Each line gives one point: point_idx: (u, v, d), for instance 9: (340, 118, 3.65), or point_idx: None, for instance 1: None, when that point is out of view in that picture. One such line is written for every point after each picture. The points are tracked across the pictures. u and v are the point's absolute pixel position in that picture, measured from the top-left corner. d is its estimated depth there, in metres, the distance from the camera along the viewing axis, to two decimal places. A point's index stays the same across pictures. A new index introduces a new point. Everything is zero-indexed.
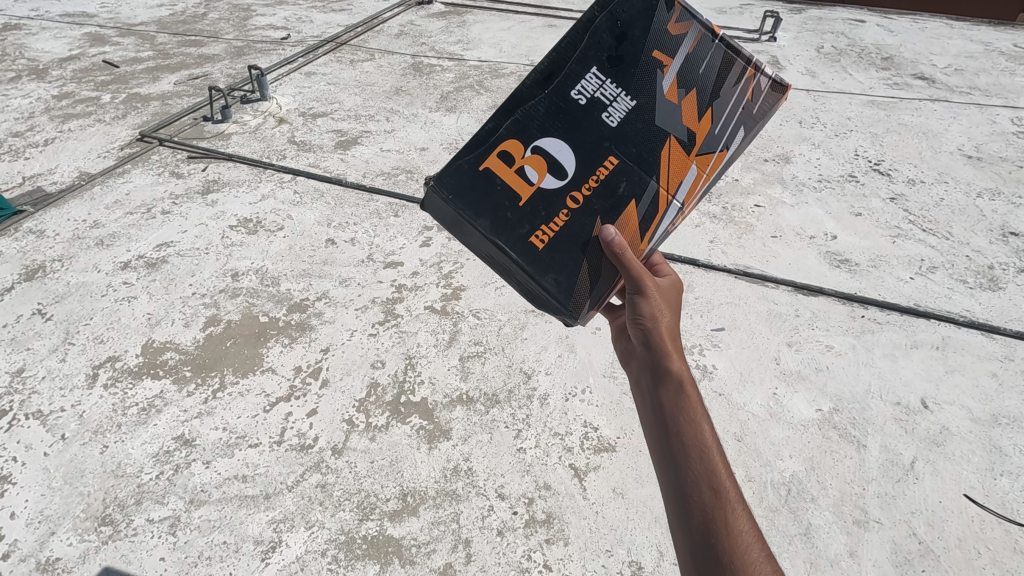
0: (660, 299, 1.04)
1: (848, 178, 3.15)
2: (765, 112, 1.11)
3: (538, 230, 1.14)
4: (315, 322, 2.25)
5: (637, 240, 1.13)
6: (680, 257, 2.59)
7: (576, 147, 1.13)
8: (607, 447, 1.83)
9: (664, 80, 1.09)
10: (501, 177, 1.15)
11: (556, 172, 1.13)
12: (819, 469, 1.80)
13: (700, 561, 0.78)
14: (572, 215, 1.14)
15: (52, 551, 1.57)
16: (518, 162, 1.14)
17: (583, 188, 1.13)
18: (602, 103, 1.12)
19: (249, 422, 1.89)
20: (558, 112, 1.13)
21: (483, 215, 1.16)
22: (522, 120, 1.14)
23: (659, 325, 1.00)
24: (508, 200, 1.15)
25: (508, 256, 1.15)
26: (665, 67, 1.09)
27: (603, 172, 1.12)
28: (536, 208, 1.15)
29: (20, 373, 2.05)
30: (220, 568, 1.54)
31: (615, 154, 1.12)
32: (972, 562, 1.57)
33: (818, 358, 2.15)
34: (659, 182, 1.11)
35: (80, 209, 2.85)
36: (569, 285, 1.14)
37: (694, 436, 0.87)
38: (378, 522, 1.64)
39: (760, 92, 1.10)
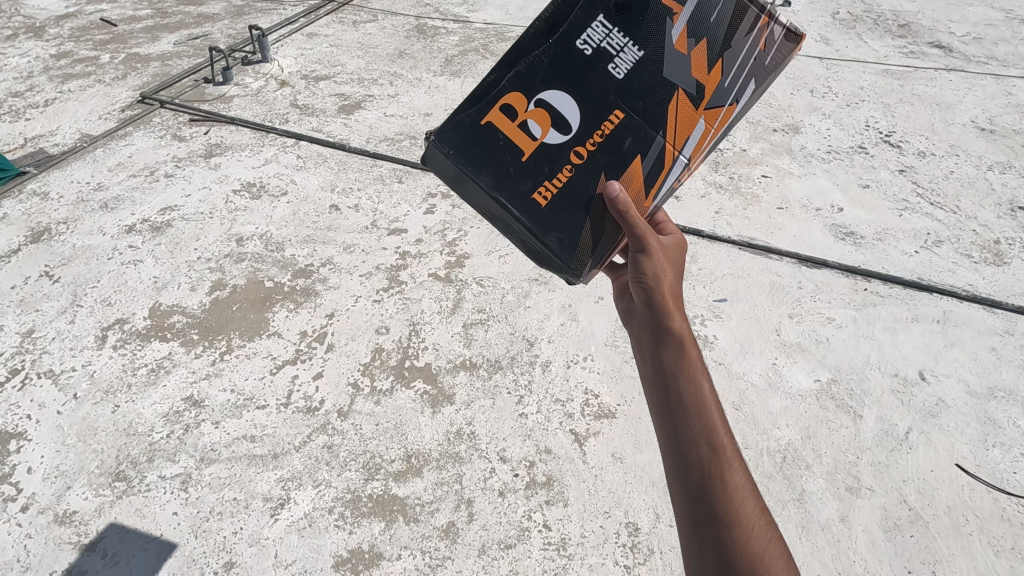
0: (663, 257, 1.05)
1: (858, 149, 3.11)
2: (778, 65, 1.09)
3: (541, 186, 1.14)
4: (319, 287, 2.26)
5: (641, 196, 1.12)
6: (685, 227, 2.58)
7: (580, 100, 1.12)
8: (607, 414, 1.86)
9: (672, 31, 1.08)
10: (504, 132, 1.15)
11: (560, 127, 1.13)
12: (814, 437, 1.84)
13: (696, 516, 0.80)
14: (575, 171, 1.13)
15: (68, 505, 1.63)
16: (521, 116, 1.14)
17: (587, 144, 1.12)
18: (607, 53, 1.10)
19: (256, 384, 1.93)
20: (563, 64, 1.12)
21: (484, 171, 1.16)
22: (525, 72, 1.13)
23: (661, 284, 1.01)
24: (510, 156, 1.15)
25: (509, 213, 1.15)
26: (674, 19, 1.07)
27: (609, 126, 1.12)
28: (538, 163, 1.14)
29: (30, 334, 2.08)
30: (231, 523, 1.59)
31: (620, 107, 1.11)
32: (960, 529, 1.63)
33: (819, 330, 2.17)
34: (663, 137, 1.10)
35: (83, 171, 2.84)
36: (572, 243, 1.14)
37: (694, 394, 0.88)
38: (383, 482, 1.69)
39: (771, 44, 1.08)
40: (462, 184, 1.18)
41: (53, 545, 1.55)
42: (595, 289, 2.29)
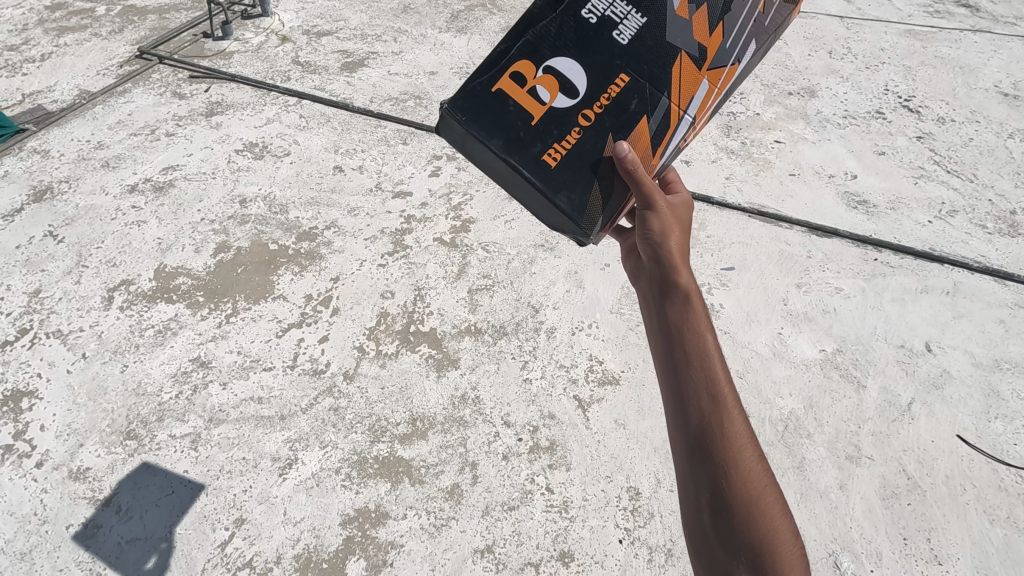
0: (671, 215, 1.02)
1: (875, 114, 3.01)
2: (776, 27, 1.10)
3: (550, 148, 1.10)
4: (324, 251, 2.25)
5: (648, 156, 1.09)
6: (694, 194, 2.53)
7: (588, 63, 1.08)
8: (611, 381, 1.87)
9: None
10: (513, 98, 1.11)
11: (568, 90, 1.09)
12: (816, 407, 1.85)
13: (694, 466, 0.81)
14: (585, 132, 1.09)
15: (82, 461, 1.66)
16: (530, 83, 1.10)
17: (596, 105, 1.08)
18: (612, 21, 1.07)
19: (262, 346, 1.94)
20: (569, 31, 1.08)
21: (495, 136, 1.11)
22: (534, 40, 1.09)
23: (668, 240, 0.99)
24: (520, 120, 1.11)
25: (520, 176, 1.11)
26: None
27: (616, 88, 1.08)
28: (548, 126, 1.10)
29: (37, 294, 2.09)
30: (241, 482, 1.63)
31: (628, 68, 1.07)
32: (957, 498, 1.65)
33: (826, 300, 2.15)
34: (668, 98, 1.07)
35: (83, 129, 2.79)
36: (581, 203, 1.10)
37: (698, 345, 0.86)
38: (388, 444, 1.71)
39: (773, 5, 1.08)
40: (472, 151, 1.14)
41: (69, 500, 1.59)
42: (601, 255, 2.27)
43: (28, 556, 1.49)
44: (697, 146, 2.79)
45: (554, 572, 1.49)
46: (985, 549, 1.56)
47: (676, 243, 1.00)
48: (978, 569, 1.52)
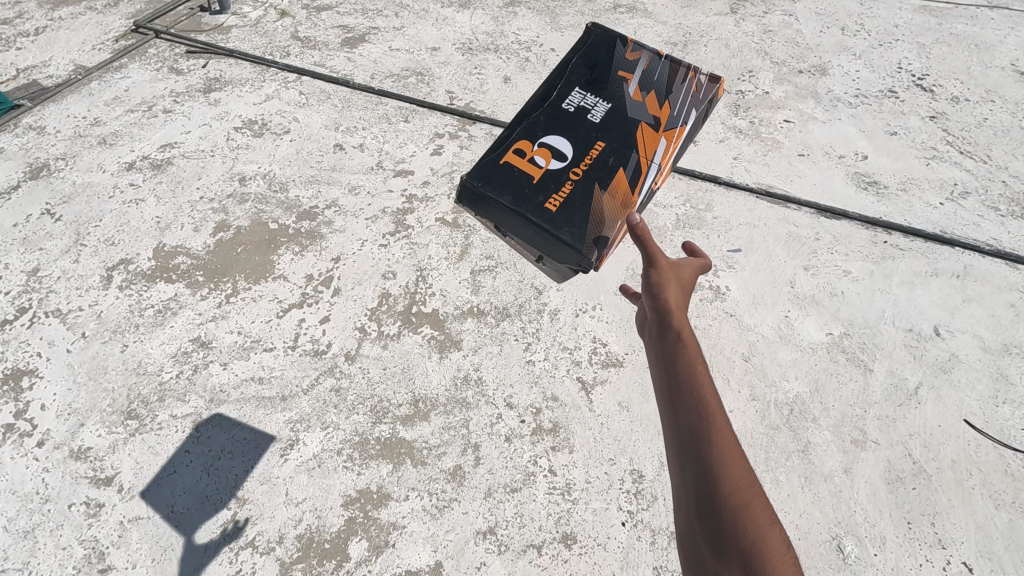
0: (670, 270, 1.00)
1: (887, 94, 2.94)
2: (705, 97, 1.65)
3: (550, 198, 1.45)
4: (325, 230, 2.22)
5: (629, 196, 1.47)
6: (701, 174, 2.48)
7: (573, 139, 1.51)
8: (615, 363, 1.86)
9: (627, 92, 1.59)
10: (518, 168, 1.49)
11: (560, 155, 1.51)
12: (822, 390, 1.83)
13: (702, 511, 0.75)
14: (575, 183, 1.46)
15: (83, 441, 1.66)
16: (529, 155, 1.50)
17: (581, 166, 1.48)
18: (586, 109, 1.56)
19: (263, 326, 1.92)
20: (556, 119, 1.55)
21: (506, 194, 1.46)
22: (529, 126, 1.54)
23: (666, 291, 0.97)
24: (524, 180, 1.48)
25: (529, 222, 1.43)
26: (629, 85, 1.58)
27: (597, 149, 1.51)
28: (546, 184, 1.48)
29: (35, 273, 2.07)
30: (242, 462, 1.62)
31: (603, 138, 1.51)
32: (963, 482, 1.64)
33: (834, 283, 2.12)
34: (638, 160, 1.49)
35: (79, 105, 2.73)
36: (580, 235, 1.40)
37: (692, 381, 0.83)
38: (390, 425, 1.70)
39: (701, 85, 1.64)
40: (490, 208, 1.47)
41: (70, 479, 1.59)
42: None
43: (31, 535, 1.50)
44: (705, 124, 2.73)
45: (556, 553, 1.49)
46: (989, 533, 1.55)
47: (674, 288, 0.98)
48: (982, 553, 1.52)
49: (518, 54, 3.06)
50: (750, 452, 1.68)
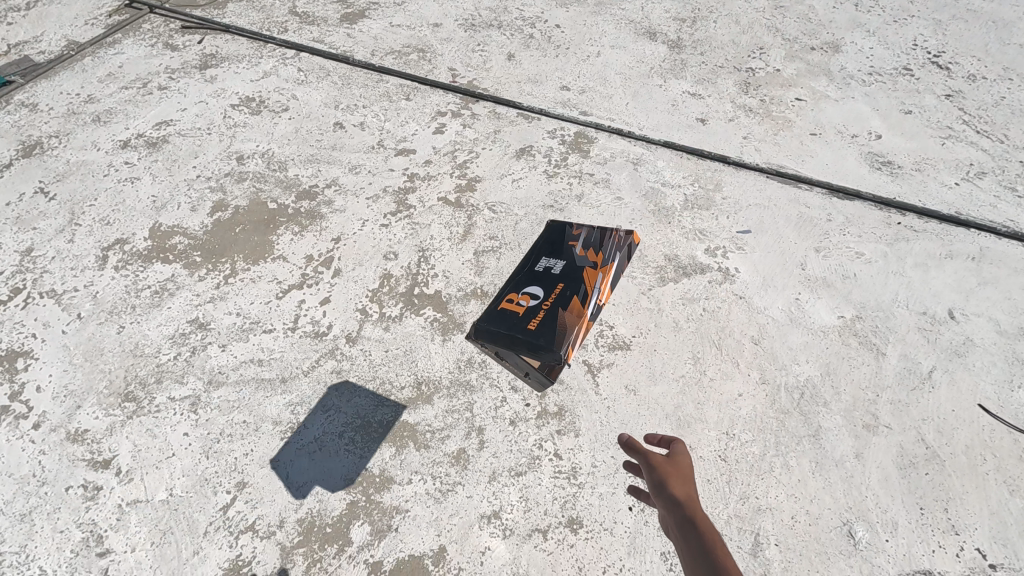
0: (668, 467, 0.88)
1: (902, 72, 2.83)
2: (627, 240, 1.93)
3: (528, 323, 1.64)
4: (325, 210, 2.16)
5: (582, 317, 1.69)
6: (710, 153, 2.42)
7: (537, 287, 1.75)
8: (621, 346, 1.82)
9: (577, 259, 1.83)
10: (507, 308, 1.70)
11: (533, 299, 1.71)
12: (834, 374, 1.79)
13: None
14: (547, 316, 1.65)
15: (80, 423, 1.63)
16: (514, 300, 1.73)
17: (547, 304, 1.69)
18: (550, 261, 1.85)
19: (262, 308, 1.88)
20: (530, 273, 1.83)
21: (498, 331, 1.63)
22: (512, 285, 1.80)
23: (675, 491, 0.84)
24: (512, 317, 1.66)
25: (517, 346, 1.60)
26: (578, 252, 1.85)
27: (560, 294, 1.71)
28: (519, 321, 1.64)
29: (29, 253, 2.02)
30: (242, 445, 1.59)
31: (565, 285, 1.74)
32: (977, 468, 1.60)
33: (846, 265, 2.06)
34: (587, 293, 1.73)
35: (72, 81, 2.66)
36: (550, 344, 1.57)
37: None
38: (393, 408, 1.67)
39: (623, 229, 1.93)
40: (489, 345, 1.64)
41: (67, 462, 1.56)
42: (612, 218, 2.18)
43: (28, 517, 1.47)
44: (714, 103, 2.65)
45: (562, 538, 1.46)
46: (1003, 519, 1.52)
47: (677, 481, 0.86)
48: (996, 539, 1.49)
49: (522, 30, 2.97)
50: (760, 436, 1.65)
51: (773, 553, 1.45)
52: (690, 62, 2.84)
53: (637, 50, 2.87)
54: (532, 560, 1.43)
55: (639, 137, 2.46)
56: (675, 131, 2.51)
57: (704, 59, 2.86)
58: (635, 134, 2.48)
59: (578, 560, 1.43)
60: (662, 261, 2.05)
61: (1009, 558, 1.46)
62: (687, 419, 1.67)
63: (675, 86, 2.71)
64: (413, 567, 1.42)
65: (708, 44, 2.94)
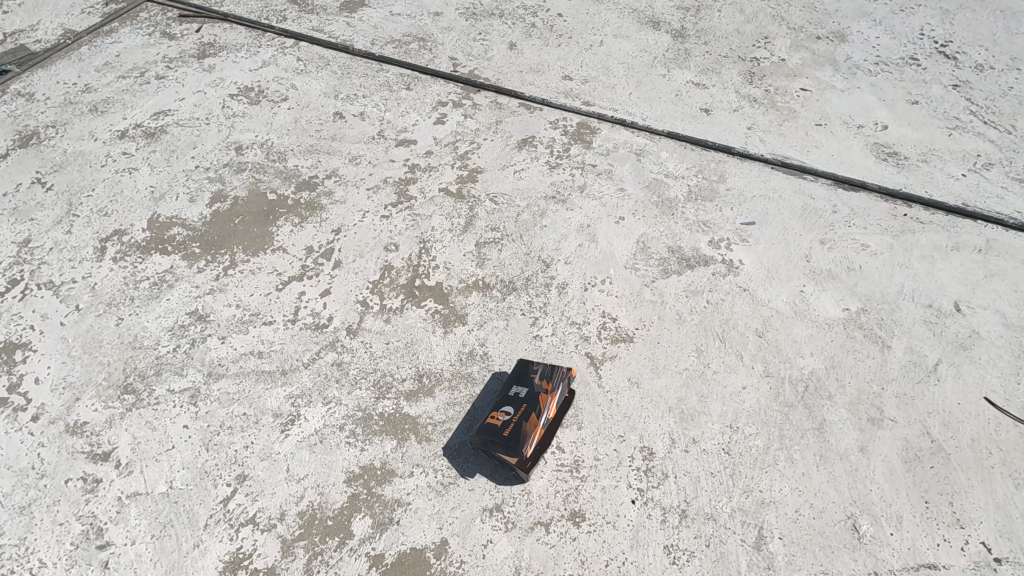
0: None
1: (909, 62, 2.78)
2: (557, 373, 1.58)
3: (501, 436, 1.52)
4: (325, 201, 2.14)
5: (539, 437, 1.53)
6: (714, 144, 2.39)
7: (502, 397, 1.57)
8: (624, 339, 1.80)
9: (532, 371, 1.61)
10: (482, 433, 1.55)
11: (502, 411, 1.54)
12: (838, 367, 1.77)
13: None
14: (517, 428, 1.49)
15: (79, 416, 1.62)
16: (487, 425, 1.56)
17: (517, 416, 1.52)
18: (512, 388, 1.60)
19: (262, 299, 1.86)
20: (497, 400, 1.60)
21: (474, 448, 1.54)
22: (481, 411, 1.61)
23: None
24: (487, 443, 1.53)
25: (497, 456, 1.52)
26: (534, 362, 1.63)
27: (524, 407, 1.53)
28: (493, 434, 1.49)
29: (26, 244, 2.00)
30: (242, 438, 1.58)
31: (529, 396, 1.56)
32: (982, 461, 1.59)
33: (852, 257, 2.04)
34: (548, 407, 1.55)
35: (69, 71, 2.63)
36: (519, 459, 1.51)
37: None
38: (394, 401, 1.66)
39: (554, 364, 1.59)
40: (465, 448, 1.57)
41: (67, 454, 1.55)
42: (615, 209, 2.16)
43: (28, 510, 1.47)
44: (718, 93, 2.62)
45: (564, 531, 1.45)
46: (1009, 513, 1.51)
47: None
48: (1001, 532, 1.48)
49: (524, 19, 2.92)
50: (764, 430, 1.64)
51: (777, 546, 1.44)
52: (694, 52, 2.80)
53: (641, 40, 2.83)
54: (534, 553, 1.42)
55: (643, 128, 2.43)
56: (678, 122, 2.47)
57: (708, 48, 2.82)
58: (638, 125, 2.45)
59: (581, 553, 1.42)
60: (665, 253, 2.03)
61: (1015, 551, 1.45)
62: (691, 412, 1.66)
63: (679, 76, 2.68)
64: (415, 560, 1.41)
65: (712, 33, 2.90)
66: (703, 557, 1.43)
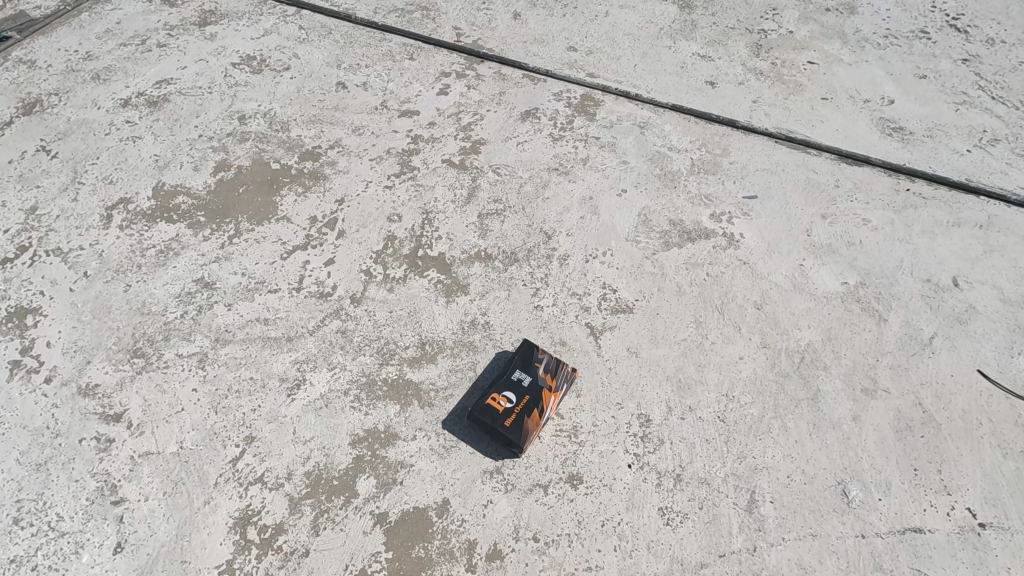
0: None
1: (918, 35, 2.74)
2: (566, 378, 1.62)
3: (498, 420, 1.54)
4: (328, 171, 2.15)
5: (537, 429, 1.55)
6: (718, 117, 2.37)
7: (506, 380, 1.59)
8: (625, 309, 1.83)
9: (537, 362, 1.62)
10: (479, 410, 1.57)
11: (505, 395, 1.56)
12: (835, 339, 1.80)
13: None
14: (517, 418, 1.53)
15: (90, 378, 1.66)
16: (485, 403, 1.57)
17: (519, 406, 1.55)
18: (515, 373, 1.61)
19: (267, 268, 1.89)
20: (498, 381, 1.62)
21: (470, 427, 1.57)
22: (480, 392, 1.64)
23: None
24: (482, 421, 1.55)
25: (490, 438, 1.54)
26: (540, 353, 1.64)
27: (527, 399, 1.56)
28: (494, 418, 1.53)
29: (34, 211, 2.02)
30: (249, 401, 1.62)
31: (533, 387, 1.58)
32: (972, 432, 1.63)
33: (852, 231, 2.05)
34: (551, 404, 1.57)
35: (70, 37, 2.61)
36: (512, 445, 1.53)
37: None
38: (397, 367, 1.69)
39: (565, 368, 1.63)
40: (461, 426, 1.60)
41: (79, 415, 1.60)
42: (617, 181, 2.16)
43: (43, 468, 1.52)
44: (724, 65, 2.59)
45: (562, 493, 1.50)
46: (995, 481, 1.55)
47: None
48: (987, 499, 1.52)
49: None
50: (760, 399, 1.67)
51: (769, 510, 1.49)
52: (701, 24, 2.76)
53: (647, 10, 2.79)
54: (533, 514, 1.47)
55: (647, 100, 2.42)
56: (683, 95, 2.46)
57: (715, 20, 2.78)
58: (643, 97, 2.43)
59: (578, 514, 1.47)
60: (666, 226, 2.04)
61: (999, 517, 1.49)
62: (688, 380, 1.69)
63: (685, 48, 2.65)
64: (418, 518, 1.46)
65: (720, 4, 2.85)
66: (696, 518, 1.47)
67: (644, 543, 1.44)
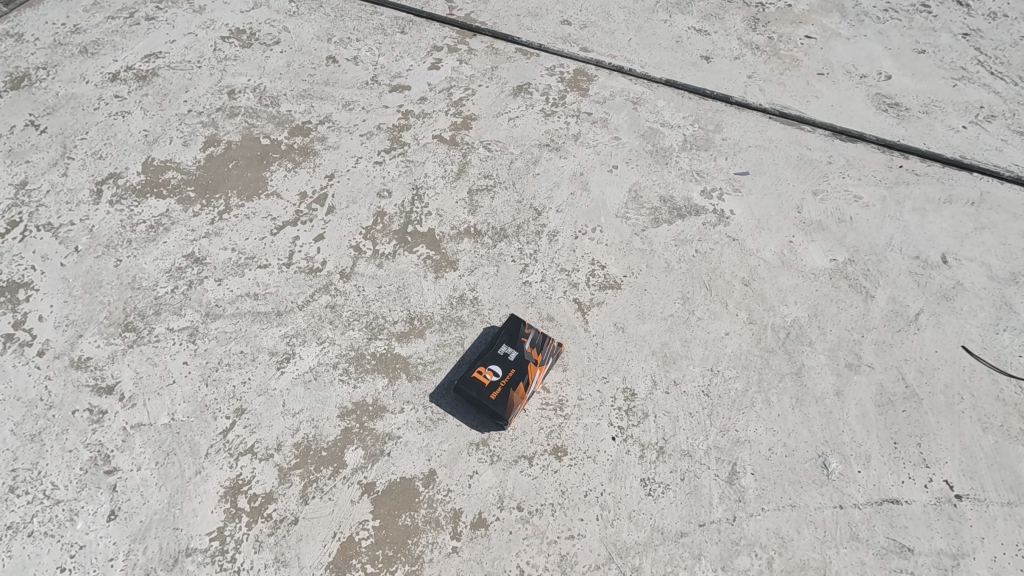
0: None
1: (919, 8, 2.69)
2: (552, 351, 1.63)
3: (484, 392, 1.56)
4: (318, 147, 2.14)
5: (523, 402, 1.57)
6: (712, 92, 2.35)
7: (493, 354, 1.61)
8: (612, 285, 1.84)
9: (524, 337, 1.64)
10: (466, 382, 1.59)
11: (491, 368, 1.58)
12: (821, 316, 1.81)
13: None
14: (503, 391, 1.55)
15: (82, 351, 1.68)
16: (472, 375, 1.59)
17: (505, 379, 1.57)
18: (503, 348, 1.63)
19: (257, 244, 1.89)
20: None
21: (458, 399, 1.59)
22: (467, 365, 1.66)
23: None
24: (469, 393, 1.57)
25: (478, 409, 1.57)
26: (526, 328, 1.65)
27: (513, 372, 1.58)
28: (480, 391, 1.55)
29: (23, 186, 2.02)
30: (239, 374, 1.65)
31: (518, 360, 1.60)
32: (953, 406, 1.65)
33: (843, 208, 2.05)
34: (536, 378, 1.59)
35: (57, 10, 2.57)
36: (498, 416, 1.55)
37: None
38: (386, 342, 1.71)
39: (551, 343, 1.64)
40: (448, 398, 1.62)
41: (72, 388, 1.62)
42: (608, 157, 2.15)
43: (38, 438, 1.55)
44: (720, 39, 2.55)
45: (546, 464, 1.53)
46: (974, 454, 1.57)
47: None
48: (965, 472, 1.55)
49: None
50: (744, 373, 1.69)
51: (749, 481, 1.52)
52: None
53: None
54: (517, 484, 1.50)
55: (640, 75, 2.39)
56: (677, 70, 2.43)
57: None
58: (636, 72, 2.40)
59: (562, 484, 1.50)
60: (657, 203, 2.04)
61: (975, 489, 1.52)
62: (673, 355, 1.71)
63: (681, 22, 2.61)
64: (405, 488, 1.49)
65: None
66: (677, 489, 1.50)
67: (625, 512, 1.47)
